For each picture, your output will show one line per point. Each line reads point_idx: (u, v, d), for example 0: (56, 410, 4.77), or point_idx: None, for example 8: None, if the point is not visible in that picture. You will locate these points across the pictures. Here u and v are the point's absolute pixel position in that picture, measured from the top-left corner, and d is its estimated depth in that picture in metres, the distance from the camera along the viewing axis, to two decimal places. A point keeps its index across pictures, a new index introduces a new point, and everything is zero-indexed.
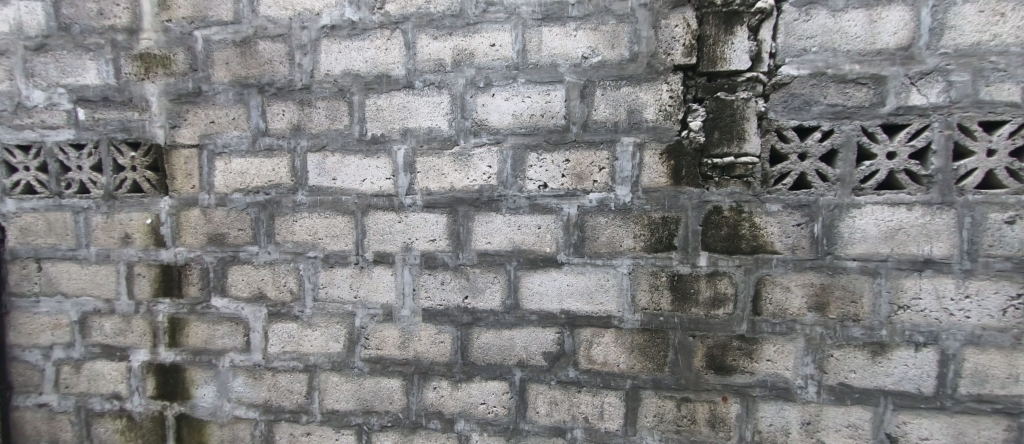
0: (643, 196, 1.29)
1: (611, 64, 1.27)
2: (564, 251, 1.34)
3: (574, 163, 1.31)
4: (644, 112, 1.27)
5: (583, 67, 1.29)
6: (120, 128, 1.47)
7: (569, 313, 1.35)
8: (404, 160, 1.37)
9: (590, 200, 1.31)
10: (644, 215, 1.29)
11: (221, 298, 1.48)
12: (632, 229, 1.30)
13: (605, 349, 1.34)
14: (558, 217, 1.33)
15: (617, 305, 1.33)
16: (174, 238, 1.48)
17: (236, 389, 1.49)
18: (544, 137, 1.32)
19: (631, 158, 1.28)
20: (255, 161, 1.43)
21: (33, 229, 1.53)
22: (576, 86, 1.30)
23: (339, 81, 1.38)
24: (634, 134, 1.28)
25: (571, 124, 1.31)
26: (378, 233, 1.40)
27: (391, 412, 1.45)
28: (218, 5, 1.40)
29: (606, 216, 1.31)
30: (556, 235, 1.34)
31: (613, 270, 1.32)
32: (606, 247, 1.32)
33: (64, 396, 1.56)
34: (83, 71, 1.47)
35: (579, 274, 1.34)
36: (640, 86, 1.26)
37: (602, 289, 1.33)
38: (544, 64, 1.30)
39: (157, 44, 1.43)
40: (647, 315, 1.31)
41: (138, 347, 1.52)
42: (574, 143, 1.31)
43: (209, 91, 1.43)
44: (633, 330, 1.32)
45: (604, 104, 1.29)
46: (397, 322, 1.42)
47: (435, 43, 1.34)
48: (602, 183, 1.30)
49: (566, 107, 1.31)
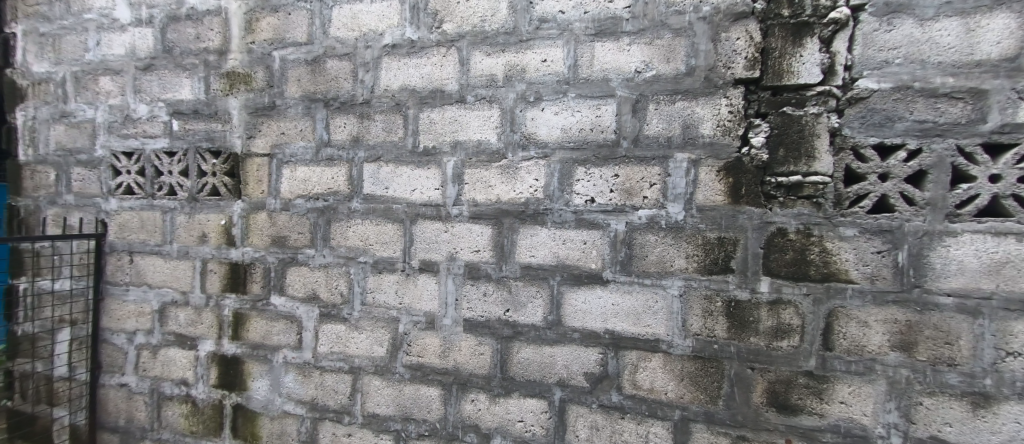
0: (697, 215, 1.22)
1: (666, 77, 1.24)
2: (609, 269, 1.30)
3: (623, 177, 1.27)
4: (701, 127, 1.21)
5: (636, 81, 1.26)
6: (206, 138, 1.64)
7: (613, 333, 1.30)
8: (454, 172, 1.41)
9: (639, 217, 1.27)
10: (698, 234, 1.22)
11: (279, 297, 1.58)
12: (684, 249, 1.23)
13: (651, 374, 1.27)
14: (604, 234, 1.30)
15: (665, 328, 1.26)
16: (244, 239, 1.61)
17: (287, 385, 1.57)
18: (593, 151, 1.30)
19: (685, 175, 1.22)
20: (318, 169, 1.53)
21: (129, 226, 1.73)
22: (628, 100, 1.27)
23: (397, 96, 1.45)
24: (689, 149, 1.22)
25: (622, 138, 1.28)
26: (425, 241, 1.44)
27: (429, 421, 1.45)
28: (296, 28, 1.54)
29: (656, 234, 1.25)
30: (602, 251, 1.30)
31: (663, 291, 1.26)
32: (655, 267, 1.26)
33: (142, 378, 1.73)
34: (179, 88, 1.66)
35: (625, 293, 1.29)
36: (696, 100, 1.21)
37: (649, 310, 1.27)
38: (596, 78, 1.29)
39: (241, 63, 1.59)
40: (699, 341, 1.23)
41: (206, 338, 1.66)
42: (624, 158, 1.27)
43: (282, 105, 1.56)
44: (684, 357, 1.24)
45: (656, 118, 1.25)
46: (439, 331, 1.44)
47: (488, 59, 1.37)
48: (652, 200, 1.25)
49: (617, 121, 1.28)
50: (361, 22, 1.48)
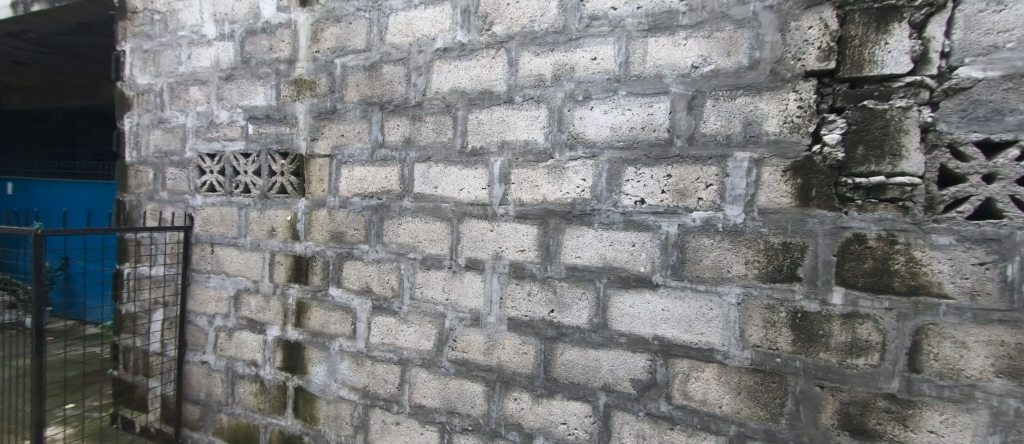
0: (759, 218, 1.14)
1: (725, 72, 1.17)
2: (659, 273, 1.25)
3: (677, 178, 1.22)
4: (764, 124, 1.13)
5: (692, 77, 1.20)
6: (276, 141, 1.79)
7: (663, 340, 1.25)
8: (500, 172, 1.42)
9: (692, 219, 1.21)
10: (760, 239, 1.14)
11: (336, 288, 1.68)
12: (743, 254, 1.16)
13: (704, 385, 1.21)
14: (655, 236, 1.26)
15: (720, 338, 1.19)
16: (306, 234, 1.74)
17: (342, 371, 1.68)
18: (644, 151, 1.26)
19: (746, 175, 1.15)
20: (373, 170, 1.62)
21: (211, 220, 1.93)
22: (682, 97, 1.22)
23: (447, 98, 1.50)
24: (750, 148, 1.15)
25: (675, 137, 1.23)
26: (471, 240, 1.46)
27: (473, 416, 1.48)
28: (356, 36, 1.63)
29: (712, 238, 1.19)
30: (652, 254, 1.26)
31: (718, 298, 1.19)
32: (710, 272, 1.20)
33: (220, 357, 1.92)
34: (254, 95, 1.83)
35: (677, 299, 1.23)
36: (759, 95, 1.13)
37: (703, 318, 1.21)
38: (648, 76, 1.25)
39: (307, 71, 1.72)
40: (759, 353, 1.15)
41: (273, 323, 1.81)
42: (677, 158, 1.22)
43: (342, 109, 1.66)
44: (741, 369, 1.17)
45: (713, 115, 1.19)
46: (483, 328, 1.46)
47: (537, 59, 1.38)
48: (708, 202, 1.19)
49: (671, 119, 1.23)
50: (414, 28, 1.54)
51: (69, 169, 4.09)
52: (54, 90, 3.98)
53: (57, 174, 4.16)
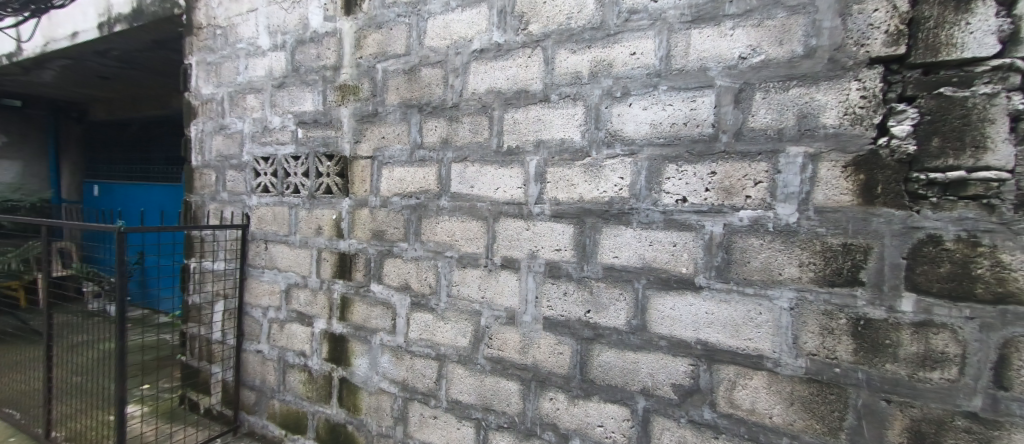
0: (816, 217, 1.06)
1: (777, 62, 1.10)
2: (703, 274, 1.20)
3: (722, 175, 1.17)
4: (822, 117, 1.06)
5: (739, 69, 1.15)
6: (323, 144, 1.89)
7: (706, 345, 1.20)
8: (536, 171, 1.42)
9: (739, 218, 1.15)
10: (816, 240, 1.06)
11: (378, 284, 1.75)
12: (797, 256, 1.09)
13: (752, 394, 1.15)
14: (698, 236, 1.21)
15: (770, 344, 1.13)
16: (350, 232, 1.82)
17: (383, 364, 1.74)
18: (686, 147, 1.22)
19: (800, 171, 1.08)
20: (412, 170, 1.66)
21: (265, 219, 2.07)
22: (729, 90, 1.16)
23: (483, 98, 1.52)
24: (805, 142, 1.07)
25: (720, 132, 1.18)
26: (507, 239, 1.47)
27: (509, 414, 1.49)
28: (396, 41, 1.69)
29: (761, 238, 1.13)
30: (695, 255, 1.21)
31: (769, 303, 1.13)
32: (759, 275, 1.14)
33: (273, 346, 2.06)
34: (304, 101, 1.94)
35: (722, 302, 1.18)
36: (816, 85, 1.06)
37: (751, 323, 1.15)
38: (691, 69, 1.21)
39: (352, 76, 1.80)
40: (815, 362, 1.08)
41: (319, 317, 1.91)
42: (723, 154, 1.17)
43: (384, 112, 1.72)
44: (794, 378, 1.10)
45: (763, 108, 1.12)
46: (519, 327, 1.46)
47: (574, 56, 1.36)
48: (757, 200, 1.13)
49: (716, 114, 1.18)
50: (452, 30, 1.57)
51: (146, 173, 4.51)
52: (133, 102, 4.40)
53: (135, 177, 4.59)
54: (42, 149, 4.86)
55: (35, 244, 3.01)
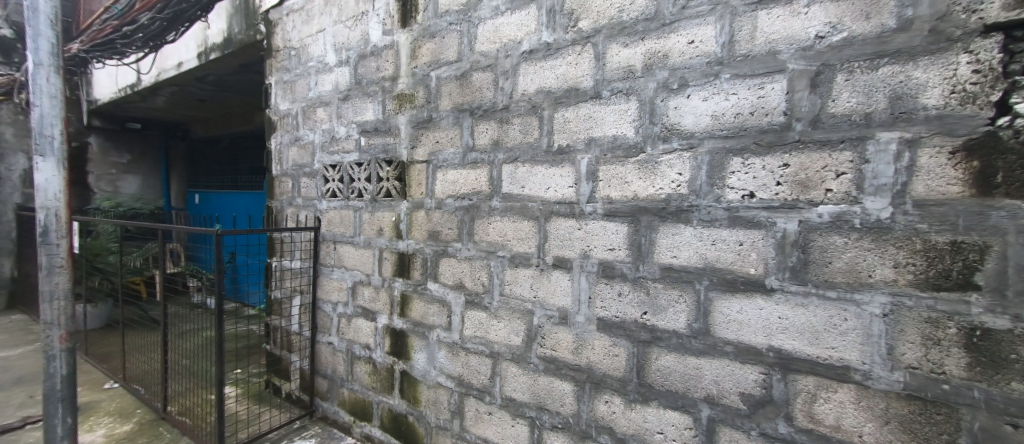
0: (915, 212, 0.94)
1: (864, 38, 0.99)
2: (775, 276, 1.12)
3: (796, 167, 1.08)
4: (922, 96, 0.94)
5: (817, 49, 1.05)
6: (383, 151, 2.01)
7: (780, 353, 1.12)
8: (588, 169, 1.40)
9: (818, 214, 1.06)
10: (916, 238, 0.95)
11: (434, 283, 1.83)
12: (891, 256, 0.97)
13: (837, 408, 1.05)
14: (768, 234, 1.12)
15: (858, 355, 1.02)
16: (408, 233, 1.91)
17: (440, 359, 1.82)
18: (754, 138, 1.13)
19: (894, 160, 0.96)
20: (464, 172, 1.72)
21: (334, 221, 2.24)
22: (804, 73, 1.07)
23: (533, 98, 1.52)
24: (899, 127, 0.96)
25: (794, 120, 1.08)
26: (559, 238, 1.47)
27: (563, 415, 1.49)
28: (449, 49, 1.75)
29: (845, 236, 1.03)
30: (765, 255, 1.13)
31: (857, 308, 1.02)
32: (844, 277, 1.03)
33: (342, 339, 2.23)
34: (366, 111, 2.08)
35: (799, 307, 1.09)
36: (914, 61, 0.94)
37: (834, 330, 1.05)
38: (758, 54, 1.12)
39: (408, 85, 1.90)
40: (917, 377, 0.96)
41: (382, 312, 2.03)
42: (797, 144, 1.08)
43: (438, 117, 1.80)
44: (889, 394, 0.99)
45: (846, 91, 1.02)
46: (572, 327, 1.45)
47: (626, 50, 1.32)
48: (840, 194, 1.03)
49: (788, 100, 1.09)
50: (502, 34, 1.60)
51: (235, 182, 5.10)
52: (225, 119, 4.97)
53: (226, 186, 5.20)
54: (156, 164, 5.61)
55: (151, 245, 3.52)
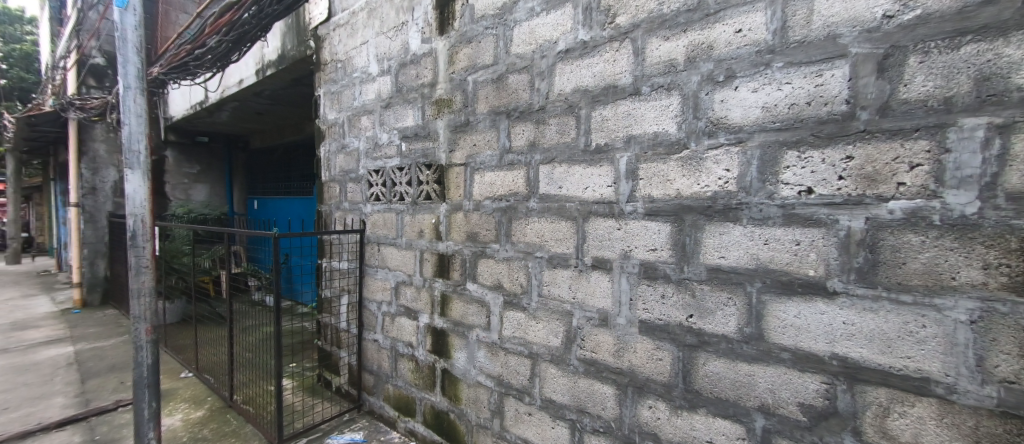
0: (1009, 206, 0.85)
1: (942, 15, 0.91)
2: (839, 278, 1.04)
3: (862, 160, 1.00)
4: (1015, 75, 0.84)
5: (884, 31, 0.97)
6: (422, 155, 2.07)
7: (846, 361, 1.03)
8: (628, 168, 1.36)
9: (888, 210, 0.97)
10: (1010, 236, 0.85)
11: (473, 283, 1.86)
12: (980, 256, 0.88)
13: (915, 424, 0.97)
14: (829, 233, 1.04)
15: (940, 366, 0.93)
16: (448, 234, 1.96)
17: (480, 359, 1.84)
18: (811, 130, 1.06)
19: (982, 148, 0.87)
20: (502, 174, 1.73)
21: (378, 224, 2.34)
22: (870, 57, 0.99)
23: (570, 98, 1.51)
24: (987, 112, 0.87)
25: (858, 109, 1.00)
26: (598, 239, 1.44)
27: (604, 418, 1.45)
28: (485, 53, 1.78)
29: (922, 234, 0.94)
30: (828, 255, 1.05)
31: (938, 314, 0.92)
32: (921, 280, 0.94)
33: (386, 337, 2.32)
34: (406, 117, 2.15)
35: (867, 311, 1.00)
36: (1005, 37, 0.85)
37: (910, 338, 0.95)
38: (816, 39, 1.05)
39: (446, 90, 1.95)
40: (1015, 392, 0.86)
41: (423, 312, 2.09)
42: (862, 134, 0.99)
43: (475, 121, 1.82)
44: (979, 411, 0.89)
45: (920, 74, 0.93)
46: (612, 329, 1.42)
47: (667, 43, 1.28)
48: (915, 187, 0.94)
49: (852, 87, 1.01)
50: (538, 35, 1.60)
51: (288, 188, 5.47)
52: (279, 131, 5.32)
53: (281, 192, 5.59)
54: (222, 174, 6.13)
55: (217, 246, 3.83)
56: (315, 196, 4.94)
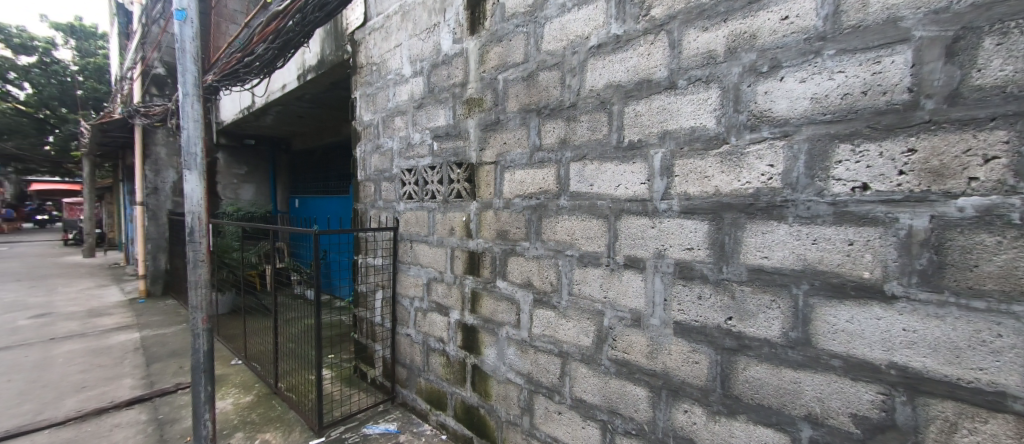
0: None
1: None
2: (898, 281, 0.96)
3: (926, 153, 0.92)
4: None
5: (954, 11, 0.89)
6: (454, 154, 2.10)
7: (906, 371, 0.96)
8: (662, 164, 1.32)
9: (957, 208, 0.89)
10: None
11: (503, 281, 1.86)
12: None
13: (988, 442, 0.89)
14: (888, 232, 0.97)
15: (1019, 379, 0.85)
16: (478, 232, 1.97)
17: (510, 356, 1.85)
18: (867, 121, 0.99)
19: None
20: (532, 172, 1.72)
21: (410, 222, 2.40)
22: (936, 41, 0.91)
23: (602, 94, 1.48)
24: None
25: (922, 97, 0.93)
26: (631, 237, 1.40)
27: (637, 420, 1.42)
28: (516, 51, 1.78)
29: (997, 234, 0.86)
30: (885, 256, 0.97)
31: (1017, 322, 0.84)
32: (996, 283, 0.86)
33: (418, 332, 2.38)
34: (437, 117, 2.19)
35: (930, 317, 0.92)
36: None
37: (983, 347, 0.88)
38: (874, 23, 0.98)
39: (477, 90, 1.97)
40: None
41: (454, 308, 2.13)
42: (927, 125, 0.92)
43: (506, 119, 1.83)
44: None
45: (996, 58, 0.85)
46: (645, 330, 1.38)
47: (705, 34, 1.23)
48: (990, 182, 0.87)
49: (915, 74, 0.93)
50: (569, 31, 1.58)
51: (326, 188, 5.74)
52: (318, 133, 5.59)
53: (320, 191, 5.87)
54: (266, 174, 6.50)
55: (264, 242, 4.05)
56: (350, 195, 5.18)
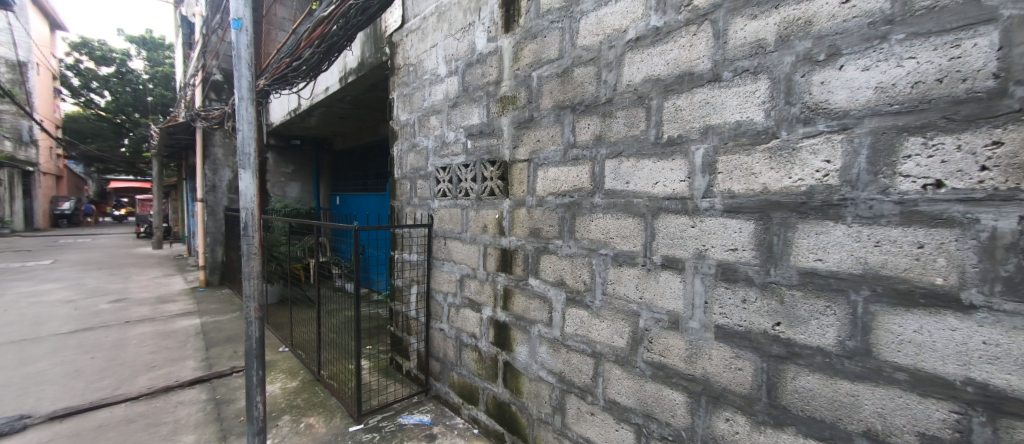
0: None
1: None
2: (977, 289, 0.86)
3: (1015, 147, 0.82)
4: None
5: None
6: (487, 152, 2.11)
7: (985, 389, 0.86)
8: (704, 161, 1.26)
9: None
10: None
11: (535, 279, 1.85)
12: None
13: None
14: (965, 234, 0.87)
15: None
16: (511, 229, 1.98)
17: (542, 354, 1.83)
18: (942, 111, 0.89)
19: None
20: (565, 169, 1.70)
21: (445, 219, 2.44)
22: None
23: (639, 89, 1.43)
24: None
25: (1011, 84, 0.82)
26: (669, 237, 1.35)
27: (674, 426, 1.37)
28: (551, 47, 1.76)
29: None
30: (962, 261, 0.87)
31: None
32: None
33: (452, 327, 2.42)
34: (471, 115, 2.22)
35: (1017, 330, 0.82)
36: None
37: None
38: (952, 3, 0.88)
39: (511, 87, 1.97)
40: None
41: (486, 305, 2.14)
42: (1017, 114, 0.82)
43: (540, 117, 1.81)
44: None
45: None
46: (684, 333, 1.32)
47: (753, 23, 1.16)
48: None
49: (1003, 57, 0.83)
50: (606, 25, 1.54)
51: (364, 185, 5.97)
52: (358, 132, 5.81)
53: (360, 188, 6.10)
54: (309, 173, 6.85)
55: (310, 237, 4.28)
56: (387, 192, 5.37)
